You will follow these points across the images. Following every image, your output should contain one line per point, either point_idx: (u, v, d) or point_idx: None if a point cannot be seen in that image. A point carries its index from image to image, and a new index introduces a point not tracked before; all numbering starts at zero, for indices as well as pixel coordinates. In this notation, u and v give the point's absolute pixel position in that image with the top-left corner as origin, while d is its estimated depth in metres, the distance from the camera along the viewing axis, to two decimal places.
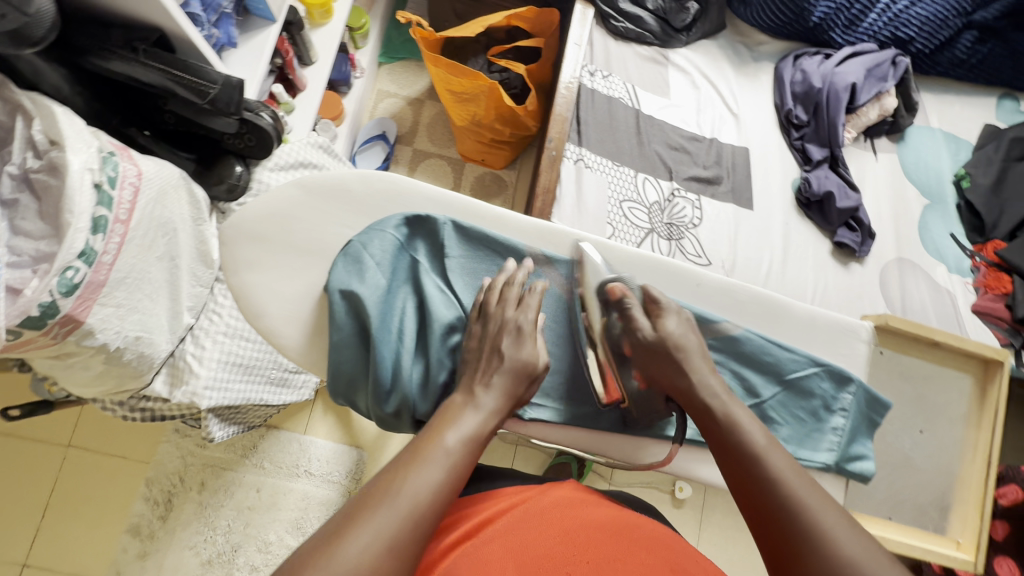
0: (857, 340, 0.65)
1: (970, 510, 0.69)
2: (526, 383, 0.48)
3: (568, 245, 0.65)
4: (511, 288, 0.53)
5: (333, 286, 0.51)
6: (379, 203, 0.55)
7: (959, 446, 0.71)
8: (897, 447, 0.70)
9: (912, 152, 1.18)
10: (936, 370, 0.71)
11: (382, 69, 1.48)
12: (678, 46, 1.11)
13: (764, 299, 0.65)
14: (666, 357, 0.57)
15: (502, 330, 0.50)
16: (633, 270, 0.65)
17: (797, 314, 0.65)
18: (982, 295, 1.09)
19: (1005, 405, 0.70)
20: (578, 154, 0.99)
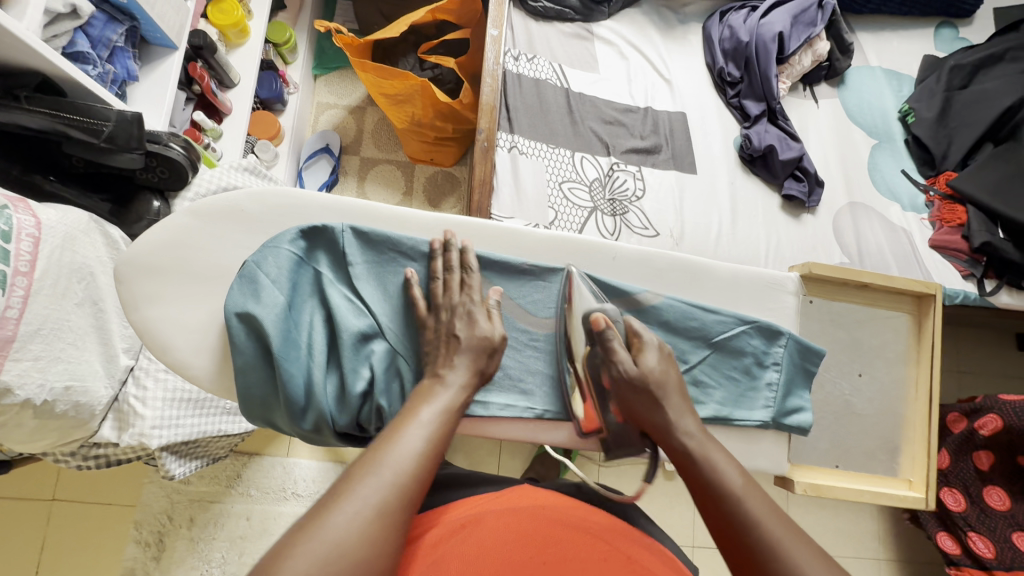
0: (783, 293, 0.65)
1: (917, 448, 0.69)
2: (486, 358, 0.51)
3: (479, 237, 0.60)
4: (452, 276, 0.54)
5: (229, 309, 0.50)
6: (273, 218, 0.54)
7: (902, 386, 0.71)
8: (838, 394, 0.70)
9: (854, 95, 1.17)
10: (876, 313, 0.70)
11: (319, 81, 1.46)
12: (601, 19, 1.09)
13: (683, 264, 0.64)
14: (644, 391, 0.55)
15: (443, 339, 0.51)
16: (547, 255, 0.62)
17: (718, 275, 0.64)
18: (939, 229, 1.08)
19: (942, 339, 0.68)
20: (511, 141, 0.98)
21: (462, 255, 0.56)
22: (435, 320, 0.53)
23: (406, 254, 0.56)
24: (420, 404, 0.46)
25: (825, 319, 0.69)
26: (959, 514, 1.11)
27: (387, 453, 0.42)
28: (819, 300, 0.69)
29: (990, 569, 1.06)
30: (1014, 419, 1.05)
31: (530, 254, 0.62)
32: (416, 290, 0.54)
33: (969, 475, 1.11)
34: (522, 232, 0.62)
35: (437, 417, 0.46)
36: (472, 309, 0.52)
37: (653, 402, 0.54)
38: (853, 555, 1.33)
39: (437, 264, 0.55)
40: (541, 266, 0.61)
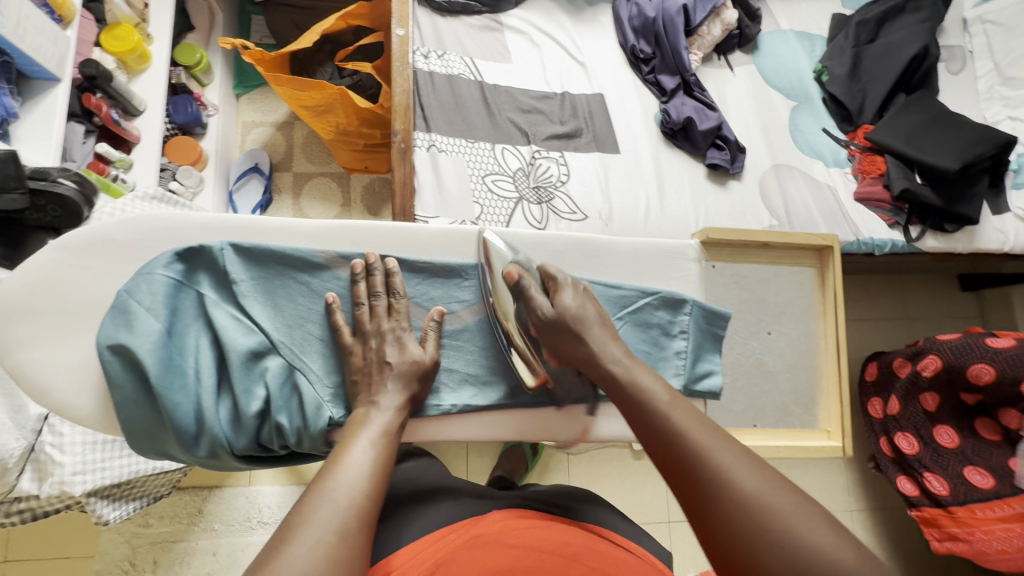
0: (686, 261, 0.65)
1: (832, 399, 0.70)
2: (418, 380, 0.52)
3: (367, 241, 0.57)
4: (378, 300, 0.54)
5: (104, 342, 0.48)
6: (151, 245, 0.52)
7: (812, 339, 0.72)
8: (748, 353, 0.72)
9: (769, 59, 1.18)
10: (782, 269, 0.71)
11: (242, 100, 1.42)
12: (509, 9, 1.09)
13: (582, 244, 0.63)
14: (566, 331, 0.56)
15: (374, 366, 0.52)
16: (439, 250, 0.61)
17: (618, 250, 0.64)
18: (862, 181, 1.10)
19: (843, 287, 0.70)
20: (429, 139, 0.97)
21: (388, 275, 0.56)
22: (366, 345, 0.53)
23: (296, 268, 0.54)
24: (358, 430, 0.47)
25: (730, 282, 0.70)
26: (913, 456, 1.13)
27: (332, 481, 0.42)
28: (722, 264, 0.69)
29: (945, 506, 1.08)
30: (951, 357, 1.06)
31: (423, 251, 0.60)
32: (341, 317, 0.54)
33: (920, 418, 1.13)
34: (412, 228, 0.60)
35: (377, 437, 0.47)
36: (403, 334, 0.54)
37: (575, 344, 0.56)
38: (825, 510, 1.36)
39: (361, 288, 0.55)
40: (435, 262, 0.60)
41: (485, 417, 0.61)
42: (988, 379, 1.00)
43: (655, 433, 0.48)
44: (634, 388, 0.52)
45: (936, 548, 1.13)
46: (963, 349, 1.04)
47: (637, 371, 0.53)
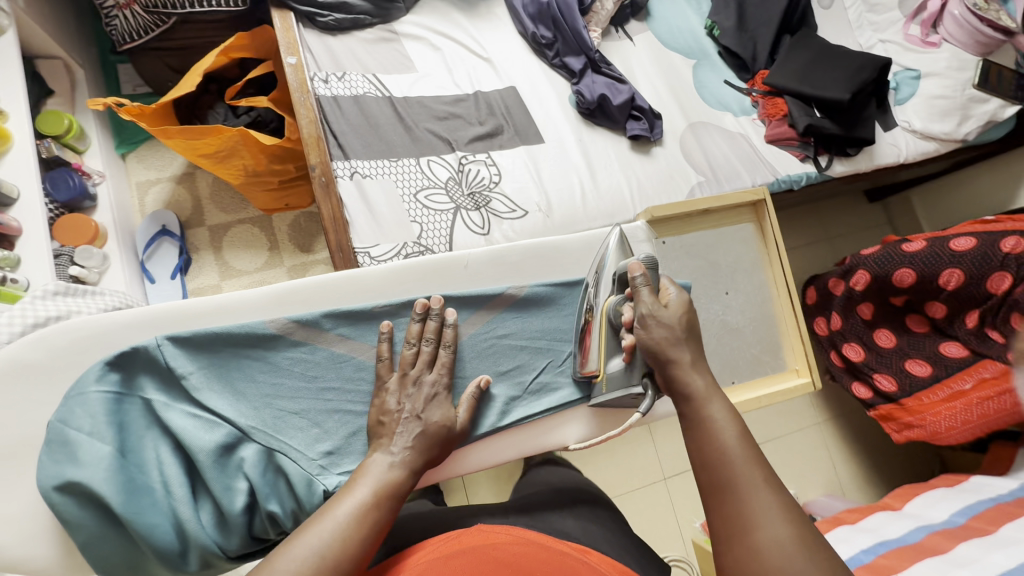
0: (638, 242, 0.66)
1: (793, 340, 0.75)
2: (438, 446, 0.51)
3: (317, 298, 0.52)
4: (422, 347, 0.54)
5: (47, 484, 0.43)
6: (75, 360, 0.47)
7: (764, 289, 0.76)
8: (714, 317, 0.73)
9: (662, 23, 1.22)
10: (722, 228, 0.75)
11: (129, 159, 1.29)
12: (400, 15, 1.04)
13: (535, 249, 0.63)
14: (669, 333, 0.54)
15: (406, 416, 0.50)
16: (393, 288, 0.55)
17: (572, 248, 0.64)
18: (770, 124, 1.16)
19: (781, 234, 0.75)
20: (350, 167, 0.92)
21: (442, 325, 0.55)
22: (403, 392, 0.52)
23: (246, 345, 0.49)
24: (361, 477, 0.47)
25: (680, 252, 0.72)
26: (861, 362, 1.23)
27: (320, 527, 0.41)
28: (671, 238, 0.71)
29: (898, 400, 1.18)
30: (877, 269, 1.15)
31: (379, 294, 0.55)
32: (388, 350, 0.52)
33: (859, 326, 1.24)
34: (360, 271, 0.54)
35: (376, 493, 0.45)
36: (444, 390, 0.54)
37: (671, 349, 0.53)
38: (797, 429, 1.48)
39: (413, 329, 0.54)
40: (394, 304, 0.54)
41: (465, 450, 0.59)
42: (911, 280, 1.12)
43: (705, 457, 0.48)
44: (703, 419, 0.50)
45: (897, 439, 1.22)
46: (887, 259, 1.14)
47: (712, 400, 0.52)
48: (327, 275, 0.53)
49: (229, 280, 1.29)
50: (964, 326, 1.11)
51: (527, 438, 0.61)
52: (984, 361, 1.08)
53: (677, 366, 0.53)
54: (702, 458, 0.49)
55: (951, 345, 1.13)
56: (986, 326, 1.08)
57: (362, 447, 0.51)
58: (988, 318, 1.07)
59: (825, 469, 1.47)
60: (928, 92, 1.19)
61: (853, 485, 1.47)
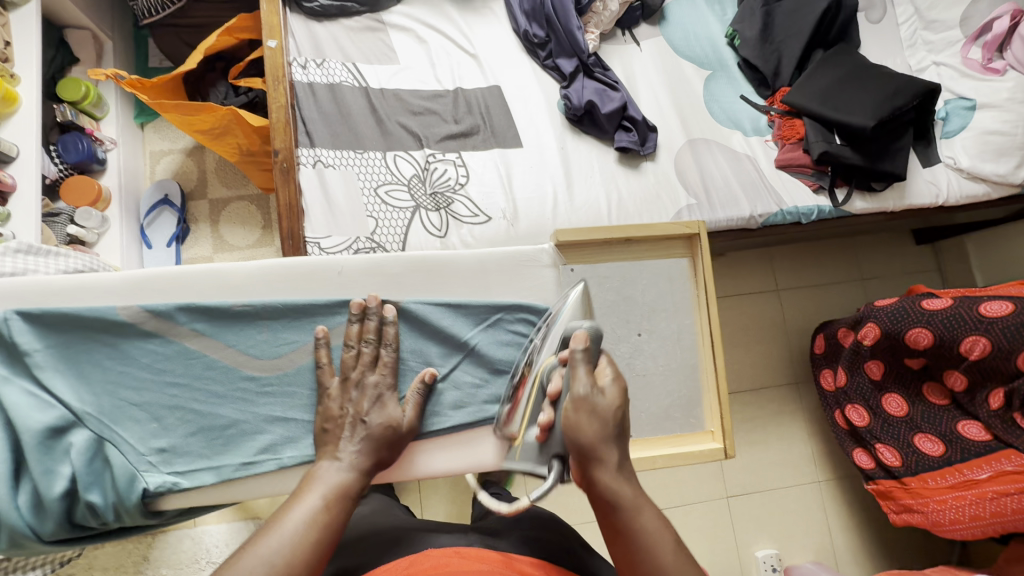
0: (540, 267, 0.63)
1: (713, 398, 0.69)
2: (387, 448, 0.53)
3: (175, 291, 0.53)
4: (364, 350, 0.55)
5: None
6: None
7: (692, 334, 0.70)
8: (620, 358, 0.71)
9: (678, 29, 1.12)
10: (651, 262, 0.70)
11: (146, 129, 1.36)
12: (391, 6, 1.03)
13: (420, 262, 0.59)
14: (594, 421, 0.48)
15: (348, 420, 0.53)
16: (262, 289, 0.55)
17: (463, 264, 0.61)
18: (782, 148, 1.05)
19: (712, 273, 0.68)
20: (314, 156, 0.91)
21: (382, 324, 0.56)
22: (346, 395, 0.54)
23: (94, 330, 0.50)
24: (311, 484, 0.48)
25: (592, 282, 0.69)
26: (864, 428, 1.10)
27: (270, 539, 0.42)
28: (581, 266, 0.68)
29: (899, 477, 1.04)
30: (889, 324, 1.01)
31: (237, 294, 0.54)
32: (326, 356, 0.55)
33: (866, 388, 1.09)
34: (224, 268, 0.54)
35: (330, 497, 0.47)
36: (386, 391, 0.55)
37: (598, 447, 0.48)
38: (791, 484, 1.34)
39: (353, 329, 0.56)
40: (254, 304, 0.54)
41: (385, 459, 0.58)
42: (927, 344, 0.97)
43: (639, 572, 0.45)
44: (635, 531, 0.46)
45: (892, 520, 1.08)
46: (901, 316, 1.00)
47: (643, 508, 0.47)
48: (191, 267, 0.53)
49: (222, 253, 1.33)
50: (986, 406, 0.94)
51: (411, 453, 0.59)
52: (1007, 452, 0.91)
53: (600, 466, 0.48)
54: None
55: (970, 426, 0.97)
56: (1013, 410, 0.91)
57: (200, 447, 0.52)
58: (1015, 402, 0.90)
59: (818, 534, 1.32)
60: (982, 126, 1.03)
61: (849, 557, 1.32)
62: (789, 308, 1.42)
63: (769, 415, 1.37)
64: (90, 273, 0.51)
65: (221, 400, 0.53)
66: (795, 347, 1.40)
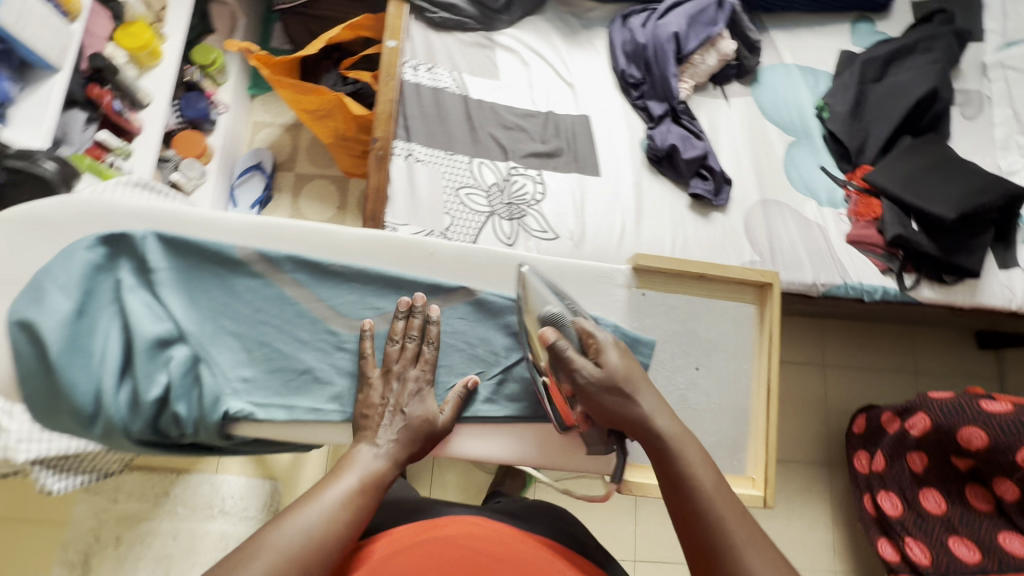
0: (613, 285, 0.68)
1: (759, 444, 0.69)
2: (421, 441, 0.56)
3: (288, 240, 0.59)
4: (408, 346, 0.59)
5: (13, 317, 0.51)
6: (78, 226, 0.56)
7: (745, 380, 0.71)
8: (673, 388, 0.70)
9: (768, 92, 1.15)
10: (719, 304, 0.72)
11: (256, 100, 1.48)
12: (502, 27, 1.11)
13: (504, 259, 0.64)
14: (615, 392, 0.56)
15: (388, 409, 0.56)
16: (362, 255, 0.61)
17: (544, 268, 0.66)
18: (855, 224, 1.05)
19: (779, 325, 0.70)
20: (407, 149, 0.98)
21: (426, 323, 0.60)
22: (387, 387, 0.57)
23: (214, 261, 0.57)
24: (349, 466, 0.52)
25: (659, 310, 0.70)
26: (896, 518, 1.06)
27: (308, 510, 0.47)
28: (652, 292, 0.70)
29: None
30: (940, 418, 0.97)
31: (341, 256, 0.60)
32: (370, 347, 0.58)
33: (905, 478, 1.06)
34: (333, 229, 0.60)
35: (365, 481, 0.51)
36: (425, 386, 0.58)
37: (622, 402, 0.56)
38: (807, 567, 1.28)
39: (398, 325, 0.59)
40: (351, 267, 0.60)
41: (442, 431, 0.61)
42: (980, 445, 0.92)
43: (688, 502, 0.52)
44: (678, 464, 0.54)
45: None
46: (955, 411, 0.95)
47: (685, 445, 0.55)
48: (303, 223, 0.60)
49: None
50: None
51: (464, 432, 0.62)
52: None
53: (630, 404, 0.56)
54: (683, 501, 0.52)
55: (1011, 538, 0.91)
56: None
57: (276, 385, 0.57)
58: None
59: None
60: None
61: None
62: (832, 387, 1.39)
63: (794, 490, 1.32)
64: (219, 211, 0.58)
65: (304, 346, 0.58)
66: (832, 426, 1.36)
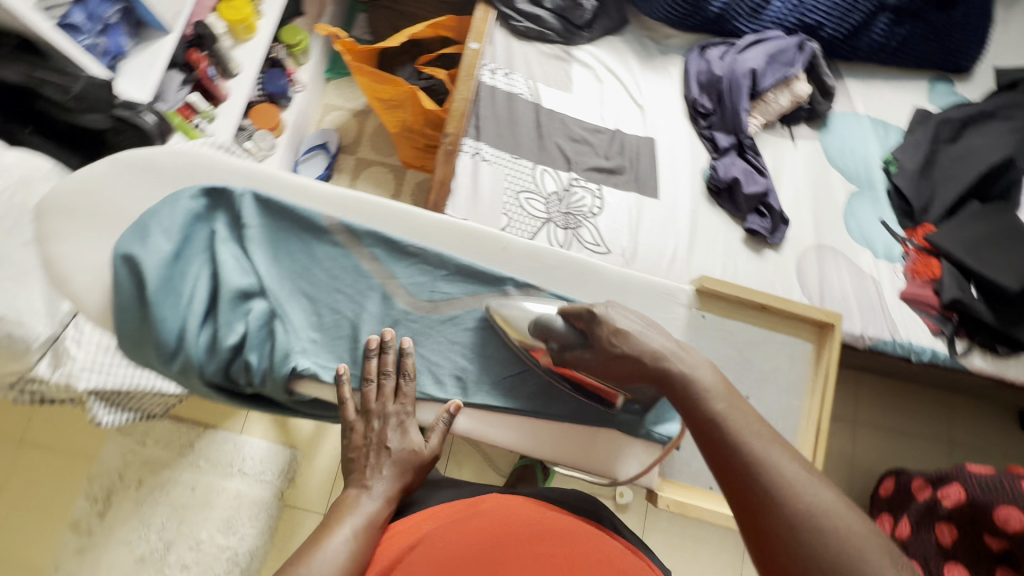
0: (675, 303, 0.69)
1: None
2: (412, 470, 0.57)
3: (371, 217, 0.63)
4: (386, 380, 0.58)
5: (119, 251, 0.57)
6: (186, 177, 0.62)
7: (789, 418, 0.71)
8: None
9: (837, 139, 1.15)
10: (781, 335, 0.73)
11: (329, 84, 1.55)
12: (581, 43, 1.13)
13: (571, 262, 0.66)
14: (609, 358, 0.56)
15: (373, 448, 0.57)
16: (437, 241, 0.64)
17: (609, 277, 0.66)
18: (911, 281, 1.04)
19: (837, 367, 0.71)
20: (475, 147, 1.01)
21: (401, 355, 0.60)
22: (368, 426, 0.58)
23: (300, 225, 0.61)
24: (345, 516, 0.52)
25: (711, 335, 0.71)
26: None
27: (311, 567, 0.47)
28: (712, 315, 0.71)
29: None
30: (977, 493, 0.94)
31: (418, 238, 0.64)
32: (348, 392, 0.58)
33: (930, 548, 1.00)
34: (413, 212, 0.64)
35: (360, 528, 0.51)
36: (406, 419, 0.58)
37: (617, 354, 0.55)
38: None
39: (372, 364, 0.59)
40: (426, 249, 0.63)
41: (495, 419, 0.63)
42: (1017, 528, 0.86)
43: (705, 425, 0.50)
44: (688, 386, 0.52)
45: None
46: (991, 487, 0.92)
47: (688, 362, 0.54)
48: (386, 202, 0.64)
49: None
50: None
51: (515, 424, 0.63)
52: None
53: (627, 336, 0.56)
54: (700, 422, 0.50)
55: None
56: None
57: (342, 351, 0.60)
58: None
59: None
60: None
61: None
62: (861, 447, 1.35)
63: None
64: (312, 179, 0.63)
65: (372, 317, 0.61)
66: (857, 485, 1.32)
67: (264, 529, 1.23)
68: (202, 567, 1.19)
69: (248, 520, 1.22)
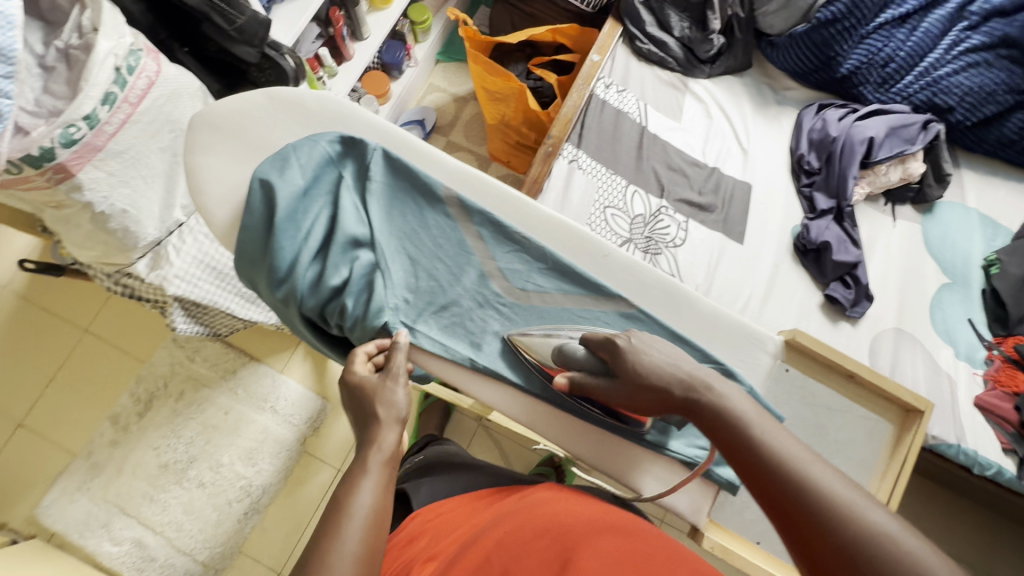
0: (761, 350, 0.67)
1: None
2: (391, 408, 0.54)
3: (484, 197, 0.65)
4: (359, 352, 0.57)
5: (258, 174, 0.62)
6: (326, 121, 0.65)
7: None
8: None
9: (939, 227, 1.11)
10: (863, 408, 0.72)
11: (438, 66, 1.60)
12: (699, 77, 1.14)
13: (666, 284, 0.66)
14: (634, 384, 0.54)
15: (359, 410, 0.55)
16: (542, 233, 0.65)
17: (700, 308, 0.66)
18: (989, 389, 0.98)
19: (915, 458, 0.70)
20: (574, 154, 1.03)
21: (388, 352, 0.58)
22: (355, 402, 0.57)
23: (418, 190, 0.64)
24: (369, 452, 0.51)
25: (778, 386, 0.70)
26: None
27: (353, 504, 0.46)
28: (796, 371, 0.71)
29: None
30: None
31: (527, 228, 0.65)
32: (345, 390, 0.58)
33: None
34: (526, 202, 0.66)
35: (383, 463, 0.51)
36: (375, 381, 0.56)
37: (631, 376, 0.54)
38: None
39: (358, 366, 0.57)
40: (530, 239, 0.64)
41: (555, 417, 0.64)
42: None
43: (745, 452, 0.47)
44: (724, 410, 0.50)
45: None
46: None
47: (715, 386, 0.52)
48: (501, 185, 0.66)
49: None
50: None
51: (574, 427, 0.65)
52: None
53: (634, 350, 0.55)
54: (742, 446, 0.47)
55: None
56: None
57: (430, 318, 0.63)
58: None
59: None
60: None
61: None
62: None
63: None
64: (438, 150, 0.66)
65: (463, 291, 0.64)
66: None
67: (281, 468, 1.27)
68: (216, 490, 1.23)
69: (268, 456, 1.26)
